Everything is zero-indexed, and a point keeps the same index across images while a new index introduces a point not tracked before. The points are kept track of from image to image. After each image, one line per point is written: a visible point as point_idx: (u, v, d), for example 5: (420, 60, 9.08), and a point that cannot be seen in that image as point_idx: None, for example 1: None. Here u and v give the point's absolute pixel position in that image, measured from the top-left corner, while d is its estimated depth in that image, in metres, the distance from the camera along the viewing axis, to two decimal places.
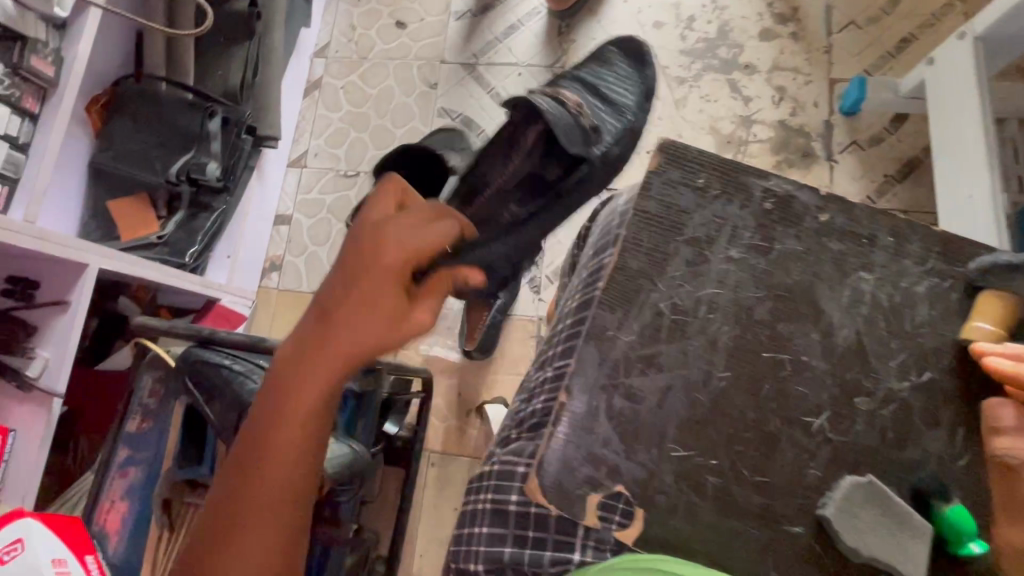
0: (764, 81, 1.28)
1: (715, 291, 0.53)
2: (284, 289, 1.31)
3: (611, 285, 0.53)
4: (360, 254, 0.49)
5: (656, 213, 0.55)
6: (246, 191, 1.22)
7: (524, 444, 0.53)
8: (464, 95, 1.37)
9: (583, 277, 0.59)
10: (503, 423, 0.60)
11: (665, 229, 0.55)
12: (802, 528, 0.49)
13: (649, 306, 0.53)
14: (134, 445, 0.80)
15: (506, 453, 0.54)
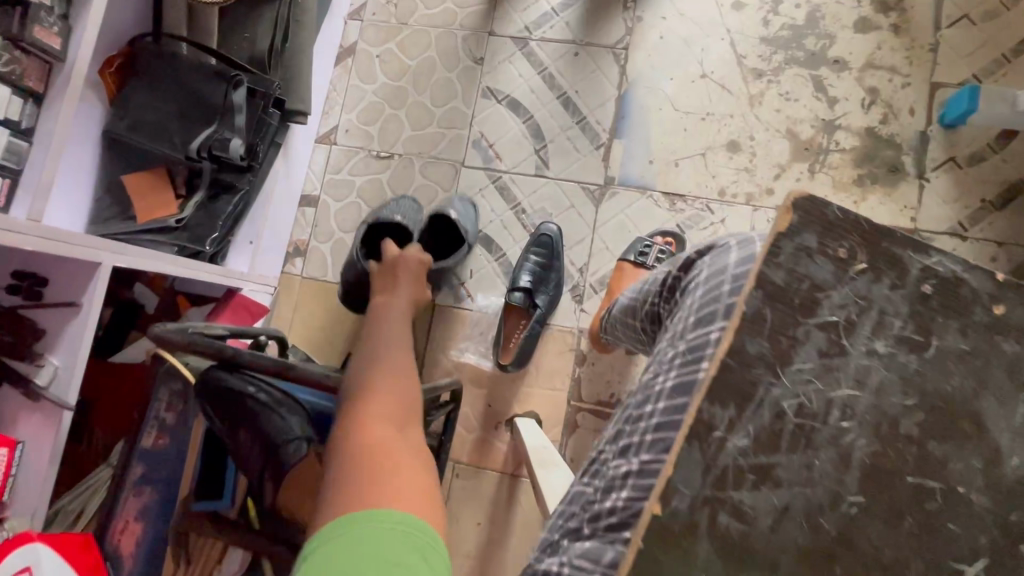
0: (854, 81, 1.13)
1: (849, 391, 0.48)
2: (309, 278, 1.23)
3: (723, 378, 0.47)
4: (388, 275, 0.96)
5: (787, 291, 0.49)
6: (272, 170, 1.12)
7: (601, 547, 0.48)
8: (512, 74, 1.23)
9: (682, 353, 0.54)
10: (567, 508, 0.56)
11: (793, 308, 0.49)
12: None
13: (769, 405, 0.47)
14: (149, 463, 0.75)
15: (575, 553, 0.49)
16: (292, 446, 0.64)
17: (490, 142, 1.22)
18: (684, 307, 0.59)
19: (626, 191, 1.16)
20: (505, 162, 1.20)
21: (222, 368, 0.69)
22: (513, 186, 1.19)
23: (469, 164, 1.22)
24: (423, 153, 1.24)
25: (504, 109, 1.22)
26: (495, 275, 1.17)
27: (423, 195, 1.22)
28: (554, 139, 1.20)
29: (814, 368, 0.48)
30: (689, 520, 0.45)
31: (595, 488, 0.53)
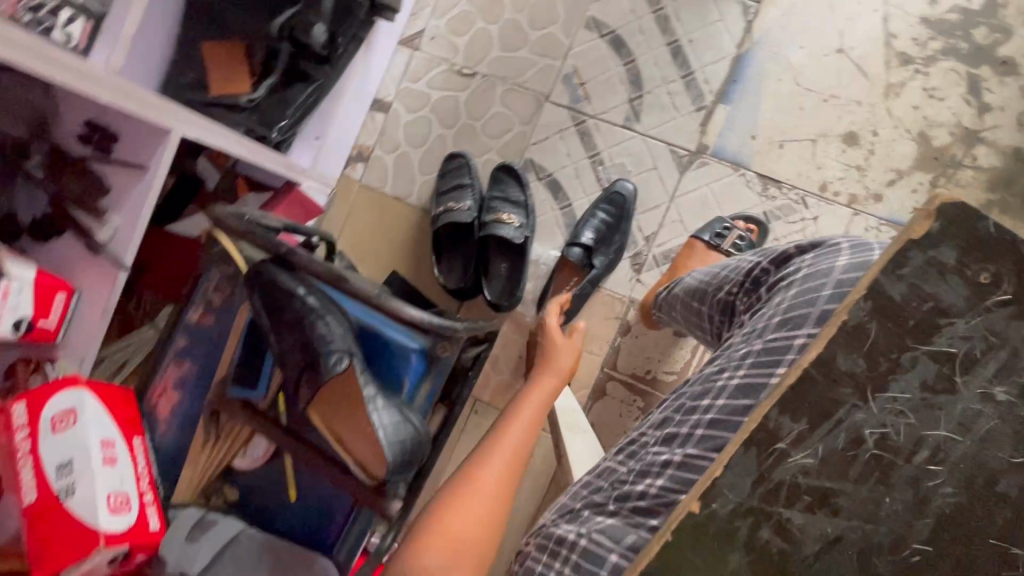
0: (1016, 90, 0.97)
1: (946, 436, 0.40)
2: (368, 186, 1.19)
3: (802, 388, 0.41)
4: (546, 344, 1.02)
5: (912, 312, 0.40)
6: (350, 67, 1.06)
7: (620, 532, 0.45)
8: (624, 6, 1.10)
9: (756, 353, 0.47)
10: (582, 485, 0.53)
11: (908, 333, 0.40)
12: None
13: (845, 428, 0.40)
14: (193, 336, 0.76)
15: (594, 534, 0.46)
16: (326, 358, 0.61)
17: (583, 80, 1.12)
18: (770, 303, 0.51)
19: (717, 163, 1.06)
20: (594, 105, 1.11)
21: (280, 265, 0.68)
22: (597, 134, 1.10)
23: (554, 100, 1.13)
24: (508, 78, 1.15)
25: (606, 45, 1.11)
26: (556, 225, 1.11)
27: (499, 124, 1.14)
28: (653, 90, 1.09)
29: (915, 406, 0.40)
30: (729, 526, 0.40)
31: (628, 468, 0.50)
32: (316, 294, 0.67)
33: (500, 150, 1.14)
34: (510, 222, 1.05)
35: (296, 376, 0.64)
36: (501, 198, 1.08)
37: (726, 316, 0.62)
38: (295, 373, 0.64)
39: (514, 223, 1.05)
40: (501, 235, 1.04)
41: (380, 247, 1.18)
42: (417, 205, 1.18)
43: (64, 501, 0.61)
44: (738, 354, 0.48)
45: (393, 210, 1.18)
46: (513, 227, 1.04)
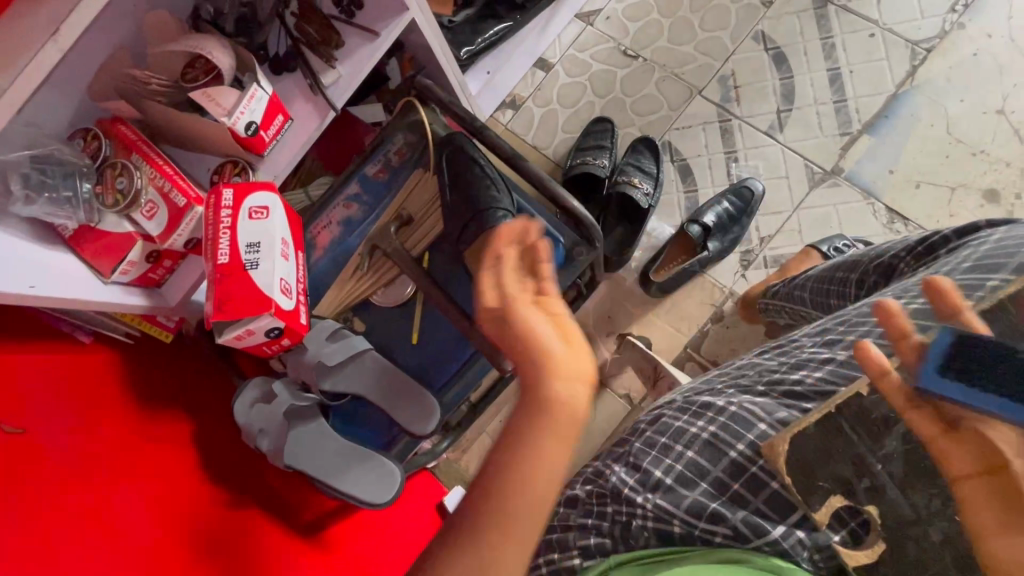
0: None
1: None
2: (511, 130, 1.29)
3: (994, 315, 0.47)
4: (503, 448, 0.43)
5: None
6: (533, 20, 1.19)
7: (770, 406, 0.49)
8: (793, 29, 1.18)
9: (945, 287, 0.51)
10: (714, 376, 0.58)
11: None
12: None
13: None
14: (366, 186, 0.86)
15: (746, 403, 0.50)
16: (490, 213, 0.73)
17: (737, 84, 1.19)
18: (949, 257, 0.56)
19: (849, 187, 1.10)
20: (742, 108, 1.18)
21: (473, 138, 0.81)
22: (739, 133, 1.17)
23: (706, 95, 1.20)
24: (667, 67, 1.23)
25: (767, 59, 1.19)
26: (676, 206, 1.17)
27: (647, 105, 1.23)
28: (803, 107, 1.15)
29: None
30: (892, 417, 0.45)
31: (778, 362, 0.54)
32: (494, 170, 0.79)
33: (643, 127, 1.22)
34: (641, 188, 1.12)
35: (459, 229, 0.76)
36: (635, 167, 1.15)
37: (885, 279, 0.67)
38: (459, 226, 0.76)
39: (644, 191, 1.12)
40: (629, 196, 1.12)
41: None
42: (550, 156, 1.27)
43: (248, 270, 0.70)
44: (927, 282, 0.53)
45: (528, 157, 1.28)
46: (643, 194, 1.12)
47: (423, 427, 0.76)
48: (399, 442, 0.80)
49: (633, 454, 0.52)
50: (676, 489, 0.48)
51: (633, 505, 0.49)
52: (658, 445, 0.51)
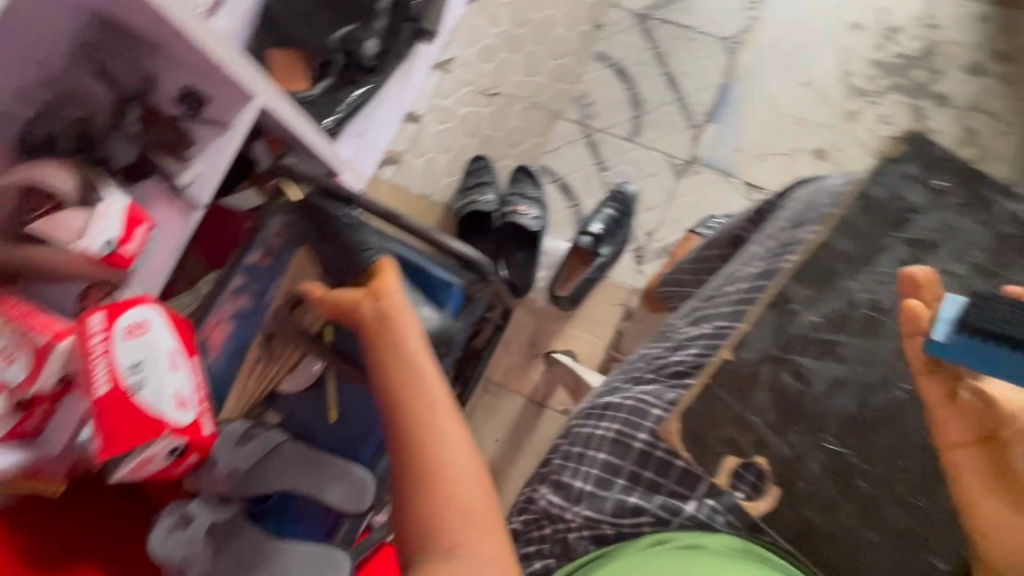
0: (954, 118, 1.17)
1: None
2: (396, 185, 1.29)
3: (811, 264, 0.52)
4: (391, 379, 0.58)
5: (878, 199, 0.53)
6: (391, 79, 1.22)
7: (663, 392, 0.52)
8: (626, 45, 1.31)
9: (772, 248, 0.58)
10: (617, 373, 0.61)
11: (879, 219, 0.53)
12: (946, 564, 0.46)
13: (844, 295, 0.51)
14: (250, 275, 0.82)
15: (639, 393, 0.54)
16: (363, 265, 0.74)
17: (591, 101, 1.30)
18: (774, 220, 0.63)
19: (708, 171, 1.22)
20: (601, 122, 1.28)
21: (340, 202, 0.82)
22: (604, 144, 1.27)
23: (566, 117, 1.31)
24: (527, 98, 1.32)
25: (611, 74, 1.30)
26: (565, 221, 1.24)
27: (517, 135, 1.31)
28: (652, 111, 1.27)
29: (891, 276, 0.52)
30: (753, 371, 0.50)
31: (661, 348, 0.59)
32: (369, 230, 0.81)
33: (519, 156, 1.30)
34: (526, 214, 1.18)
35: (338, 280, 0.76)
36: (519, 195, 1.22)
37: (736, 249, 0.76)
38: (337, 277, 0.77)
39: (531, 216, 1.18)
40: (519, 223, 1.17)
41: None
42: (440, 202, 1.31)
43: (135, 393, 0.65)
44: (761, 245, 0.60)
45: (418, 206, 1.30)
46: (531, 219, 1.18)
47: (358, 502, 0.74)
48: (342, 526, 0.76)
49: (555, 471, 0.54)
50: (597, 494, 0.50)
51: (563, 520, 0.51)
52: (574, 455, 0.53)
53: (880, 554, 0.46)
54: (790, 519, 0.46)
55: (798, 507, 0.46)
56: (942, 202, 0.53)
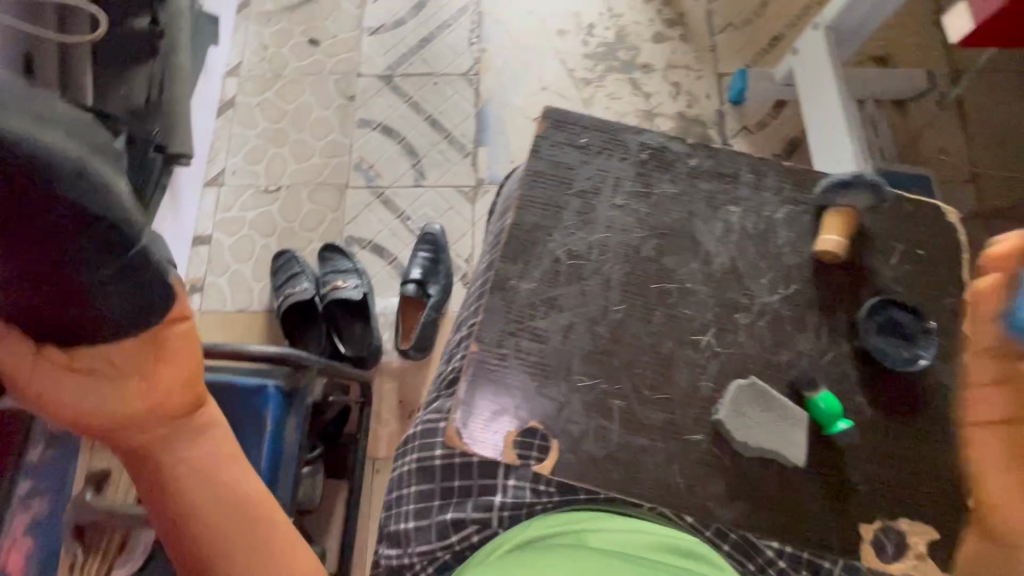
0: (661, 78, 1.41)
1: (604, 235, 0.64)
2: (207, 311, 1.27)
3: (511, 238, 0.63)
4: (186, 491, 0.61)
5: (546, 169, 0.65)
6: (159, 211, 1.19)
7: (440, 403, 0.64)
8: (383, 106, 1.40)
9: (492, 242, 0.69)
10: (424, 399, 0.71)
11: (553, 184, 0.65)
12: (701, 435, 0.59)
13: (546, 254, 0.63)
14: (38, 475, 0.68)
15: (428, 416, 0.65)
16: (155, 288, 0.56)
17: (370, 164, 1.36)
18: (497, 216, 0.73)
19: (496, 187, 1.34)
20: (386, 179, 1.34)
21: (90, 156, 0.49)
22: (396, 198, 1.33)
23: (353, 185, 1.34)
24: (309, 182, 1.35)
25: (378, 135, 1.38)
26: (388, 278, 1.27)
27: (313, 218, 1.32)
28: (427, 154, 1.36)
29: (578, 227, 0.64)
30: (499, 348, 0.59)
31: (444, 365, 0.69)
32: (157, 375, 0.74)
33: (321, 236, 1.30)
34: (345, 285, 1.18)
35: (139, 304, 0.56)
36: (332, 272, 1.21)
37: None
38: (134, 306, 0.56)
39: (352, 286, 1.18)
40: (342, 297, 1.16)
41: None
42: (260, 309, 1.27)
43: None
44: (488, 242, 0.71)
45: (239, 322, 1.26)
46: (351, 289, 1.17)
47: None
48: None
49: (386, 524, 0.64)
50: (422, 524, 0.59)
51: (401, 556, 0.60)
52: (393, 499, 0.63)
53: (651, 449, 0.58)
54: (575, 457, 0.57)
55: (576, 447, 0.57)
56: (596, 154, 0.66)
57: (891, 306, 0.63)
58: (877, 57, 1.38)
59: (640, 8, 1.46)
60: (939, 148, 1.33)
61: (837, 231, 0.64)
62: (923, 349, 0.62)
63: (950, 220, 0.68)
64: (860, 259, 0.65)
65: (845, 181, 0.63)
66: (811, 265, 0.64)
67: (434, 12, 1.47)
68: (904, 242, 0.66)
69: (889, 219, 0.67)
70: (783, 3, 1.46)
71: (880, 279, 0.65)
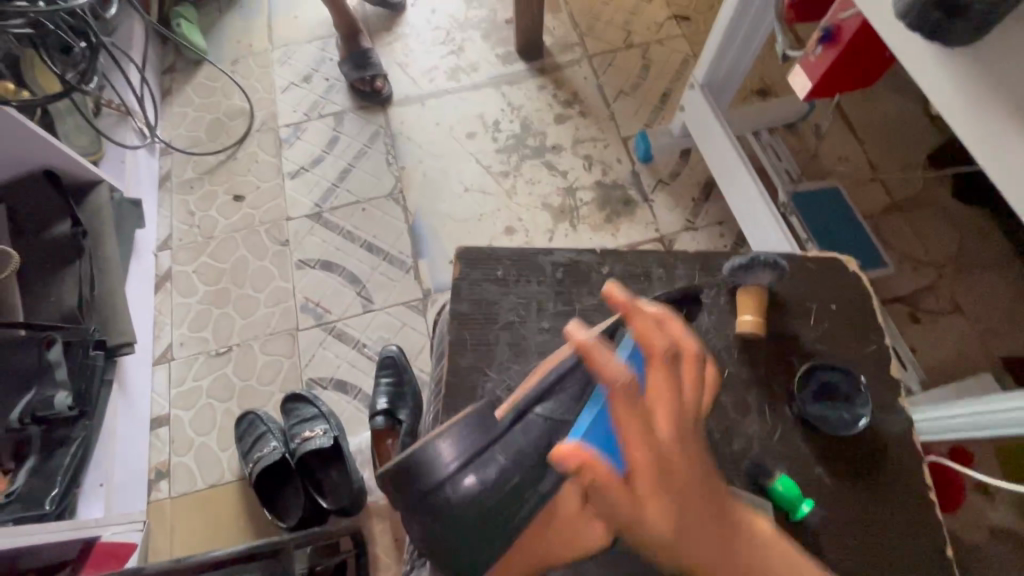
0: (572, 154, 1.49)
1: (537, 360, 0.70)
2: (179, 495, 1.22)
3: (451, 390, 0.68)
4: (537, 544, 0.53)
5: (471, 309, 0.72)
6: (108, 407, 1.15)
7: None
8: (318, 243, 1.43)
9: (436, 390, 0.74)
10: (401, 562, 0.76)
11: (481, 323, 0.71)
12: None
13: (485, 396, 0.68)
14: None
15: None
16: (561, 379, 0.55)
17: (316, 301, 1.37)
18: (439, 359, 0.76)
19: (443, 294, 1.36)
20: (335, 313, 1.35)
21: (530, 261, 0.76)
22: (348, 329, 1.34)
23: (303, 327, 1.34)
24: (259, 335, 1.34)
25: (319, 271, 1.40)
26: (358, 414, 1.26)
27: (270, 370, 1.31)
28: (370, 278, 1.38)
29: (510, 359, 0.70)
30: None
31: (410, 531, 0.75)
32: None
33: (283, 387, 1.29)
34: (315, 434, 1.14)
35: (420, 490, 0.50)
36: (300, 423, 1.18)
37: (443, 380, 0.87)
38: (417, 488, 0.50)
39: (323, 433, 1.14)
40: (315, 448, 1.13)
41: (217, 539, 1.18)
42: (232, 480, 1.22)
43: None
44: (433, 389, 0.76)
45: (214, 501, 1.21)
46: (322, 438, 1.14)
47: None
48: None
49: None
50: None
51: None
52: None
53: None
54: None
55: None
56: (512, 284, 0.73)
57: (821, 370, 0.68)
58: (757, 90, 1.50)
59: (536, 96, 1.57)
60: (837, 156, 1.43)
61: (753, 312, 0.70)
62: (859, 406, 0.66)
63: (855, 270, 0.75)
64: (780, 327, 0.71)
65: (745, 263, 0.71)
66: (737, 345, 0.70)
67: (348, 143, 1.55)
68: (816, 300, 0.73)
69: (798, 283, 0.74)
70: (661, 64, 1.60)
71: (803, 341, 0.71)
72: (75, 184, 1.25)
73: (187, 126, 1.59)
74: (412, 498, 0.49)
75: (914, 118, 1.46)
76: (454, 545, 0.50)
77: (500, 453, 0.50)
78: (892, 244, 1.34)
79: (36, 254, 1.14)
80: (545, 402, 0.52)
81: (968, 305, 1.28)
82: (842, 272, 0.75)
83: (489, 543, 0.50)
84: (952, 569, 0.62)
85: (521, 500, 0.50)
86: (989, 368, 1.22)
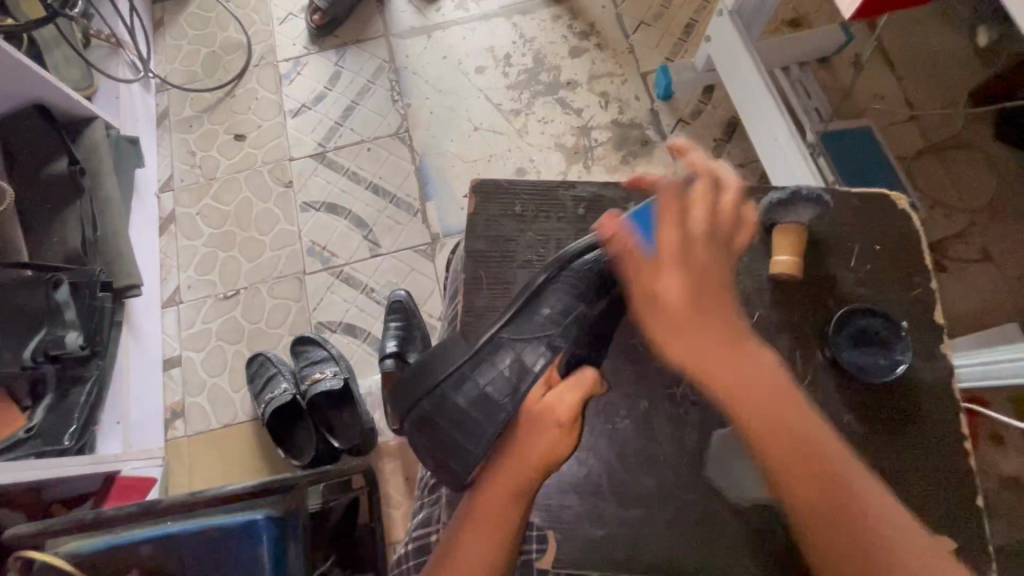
0: (587, 91, 1.40)
1: None
2: (195, 434, 1.24)
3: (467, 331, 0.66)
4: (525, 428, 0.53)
5: (487, 248, 0.69)
6: (120, 348, 1.16)
7: (427, 517, 0.69)
8: (323, 183, 1.39)
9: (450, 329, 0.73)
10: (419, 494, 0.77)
11: (497, 263, 0.68)
12: (695, 492, 0.62)
13: None
14: None
15: (418, 531, 0.69)
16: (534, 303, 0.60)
17: (323, 245, 1.34)
18: (455, 301, 0.74)
19: (452, 238, 1.33)
20: (342, 257, 1.33)
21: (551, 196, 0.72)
22: (356, 273, 1.32)
23: (310, 270, 1.32)
24: (266, 278, 1.33)
25: (325, 214, 1.36)
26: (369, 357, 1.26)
27: (279, 314, 1.30)
28: (377, 221, 1.35)
29: None
30: None
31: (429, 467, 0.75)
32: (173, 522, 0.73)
33: (292, 331, 1.29)
34: (325, 376, 1.15)
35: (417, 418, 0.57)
36: (310, 365, 1.19)
37: None
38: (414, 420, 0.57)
39: (333, 374, 1.15)
40: (325, 389, 1.14)
41: (234, 474, 1.21)
42: (245, 420, 1.25)
43: None
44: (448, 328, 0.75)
45: (229, 440, 1.23)
46: (331, 379, 1.14)
47: None
48: None
49: None
50: None
51: None
52: None
53: (649, 520, 0.61)
54: (570, 542, 0.61)
55: (564, 528, 0.61)
56: (531, 221, 0.70)
57: (860, 318, 0.65)
58: (790, 20, 1.39)
59: (549, 27, 1.46)
60: (873, 93, 1.33)
61: (790, 253, 0.66)
62: (899, 352, 0.63)
63: (905, 211, 0.71)
64: (819, 269, 0.68)
65: (785, 200, 0.67)
66: (770, 290, 0.68)
67: (351, 79, 1.47)
68: (856, 241, 0.69)
69: (842, 223, 0.70)
70: None
71: (843, 287, 0.68)
72: (66, 119, 1.20)
73: (182, 60, 1.51)
74: (411, 405, 0.58)
75: (960, 52, 1.35)
76: (455, 443, 0.55)
77: (474, 372, 0.56)
78: (924, 188, 1.27)
79: (33, 195, 1.11)
80: (516, 325, 0.59)
81: (999, 253, 1.22)
82: (891, 212, 0.71)
83: (473, 444, 0.54)
84: (972, 513, 0.62)
85: (495, 410, 0.54)
86: (1013, 316, 1.18)
